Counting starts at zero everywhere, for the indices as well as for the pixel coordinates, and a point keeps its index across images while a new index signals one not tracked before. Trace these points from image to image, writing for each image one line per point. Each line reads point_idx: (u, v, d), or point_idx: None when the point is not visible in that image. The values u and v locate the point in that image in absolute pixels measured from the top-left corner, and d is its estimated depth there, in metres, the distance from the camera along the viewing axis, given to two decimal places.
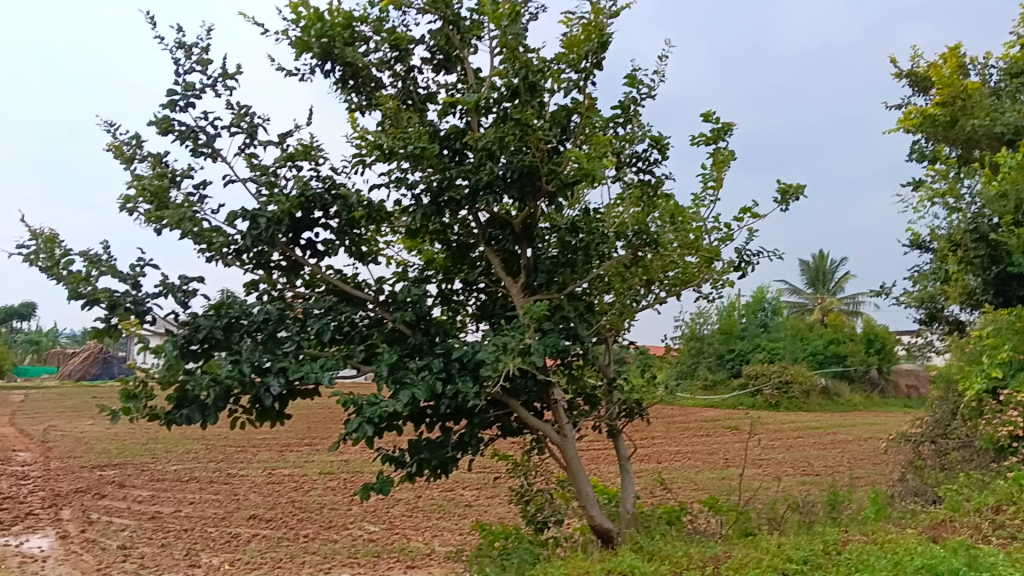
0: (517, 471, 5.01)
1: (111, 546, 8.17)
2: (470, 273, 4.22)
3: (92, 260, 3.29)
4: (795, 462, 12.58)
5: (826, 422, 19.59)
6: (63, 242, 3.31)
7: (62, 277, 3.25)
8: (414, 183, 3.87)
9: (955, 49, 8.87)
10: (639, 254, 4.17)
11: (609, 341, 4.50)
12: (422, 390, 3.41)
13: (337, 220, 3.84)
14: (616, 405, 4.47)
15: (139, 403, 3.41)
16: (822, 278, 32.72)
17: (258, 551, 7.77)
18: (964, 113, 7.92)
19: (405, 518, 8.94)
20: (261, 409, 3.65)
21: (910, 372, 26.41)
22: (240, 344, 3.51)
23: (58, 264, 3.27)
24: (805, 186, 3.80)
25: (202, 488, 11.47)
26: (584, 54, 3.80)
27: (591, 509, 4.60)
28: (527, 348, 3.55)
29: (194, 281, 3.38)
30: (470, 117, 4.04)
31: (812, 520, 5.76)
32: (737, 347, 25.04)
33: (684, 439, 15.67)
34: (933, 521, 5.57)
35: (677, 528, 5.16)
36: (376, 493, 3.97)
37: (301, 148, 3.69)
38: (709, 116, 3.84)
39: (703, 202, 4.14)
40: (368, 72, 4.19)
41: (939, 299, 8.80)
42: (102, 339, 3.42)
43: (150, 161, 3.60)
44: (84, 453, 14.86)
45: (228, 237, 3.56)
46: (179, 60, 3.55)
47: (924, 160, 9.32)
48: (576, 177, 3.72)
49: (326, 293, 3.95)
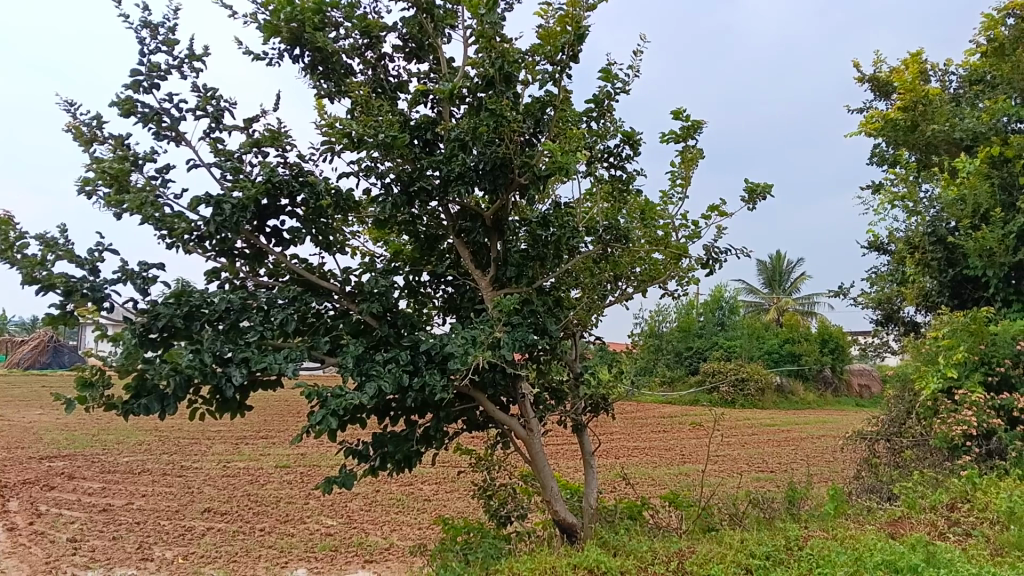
0: (481, 465, 4.95)
1: (61, 538, 7.96)
2: (439, 265, 4.16)
3: (48, 243, 3.17)
4: (751, 459, 12.74)
5: (780, 419, 19.88)
6: (17, 225, 3.18)
7: (16, 261, 3.13)
8: (383, 173, 3.81)
9: (916, 55, 9.03)
10: (608, 251, 4.13)
11: (576, 336, 4.48)
12: (389, 382, 3.35)
13: (304, 208, 3.75)
14: (582, 400, 4.45)
15: (95, 393, 3.29)
16: (778, 279, 33.22)
17: (213, 544, 7.63)
18: (924, 118, 8.04)
19: (364, 512, 8.85)
20: (222, 400, 3.55)
21: (862, 372, 26.92)
22: (201, 333, 3.39)
23: (12, 247, 3.14)
24: (772, 185, 3.78)
25: (155, 480, 11.23)
26: (560, 46, 3.76)
27: (556, 504, 4.56)
28: (496, 342, 3.50)
29: (154, 267, 3.26)
30: (442, 107, 4.03)
31: (772, 516, 5.80)
32: (695, 345, 25.31)
33: (642, 434, 15.78)
34: (889, 518, 5.65)
35: (639, 524, 5.17)
36: (338, 486, 3.89)
37: (268, 134, 3.59)
38: (679, 114, 3.79)
39: (671, 199, 4.12)
40: (338, 59, 4.10)
41: (896, 300, 8.95)
42: (57, 326, 3.29)
43: (111, 143, 3.48)
44: (32, 443, 14.48)
45: (191, 223, 3.45)
46: (143, 40, 3.43)
47: (884, 163, 9.48)
48: (549, 171, 3.69)
49: (291, 282, 3.87)
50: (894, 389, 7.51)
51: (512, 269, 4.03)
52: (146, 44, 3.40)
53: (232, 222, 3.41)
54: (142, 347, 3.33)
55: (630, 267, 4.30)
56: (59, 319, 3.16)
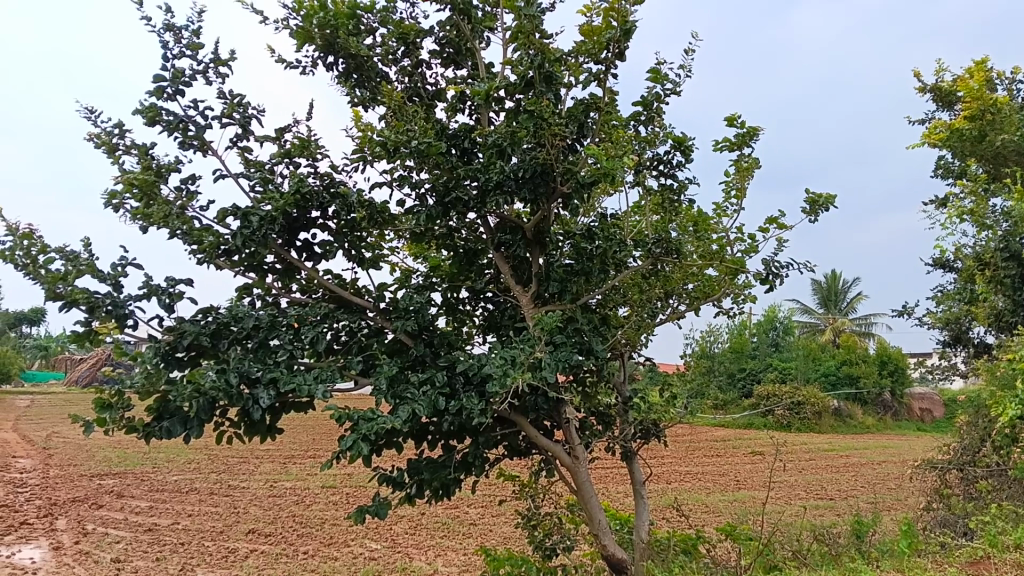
0: (524, 493, 4.60)
1: (104, 559, 7.81)
2: (478, 281, 3.86)
3: (71, 257, 2.84)
4: (809, 485, 12.22)
5: (839, 444, 19.22)
6: (42, 240, 2.85)
7: (40, 277, 2.80)
8: (419, 182, 3.49)
9: (982, 62, 8.50)
10: (659, 265, 3.79)
11: (626, 356, 4.16)
12: (424, 407, 3.02)
13: (336, 220, 3.41)
14: (631, 426, 4.11)
15: (114, 415, 2.97)
16: (834, 299, 32.23)
17: (255, 567, 7.41)
18: (993, 127, 7.36)
19: (408, 536, 8.58)
20: (249, 423, 3.24)
21: (923, 396, 25.74)
22: (228, 353, 3.13)
23: (38, 264, 2.83)
24: (836, 195, 3.39)
25: (201, 500, 11.11)
26: (605, 42, 3.40)
27: (604, 538, 4.07)
28: (537, 362, 3.16)
29: (181, 282, 2.84)
30: (481, 113, 3.76)
31: (839, 551, 5.38)
32: (748, 367, 24.93)
33: (694, 459, 15.32)
34: (968, 558, 5.16)
35: (694, 559, 4.80)
36: (370, 517, 3.43)
37: (299, 142, 3.25)
38: (734, 120, 3.43)
39: (726, 211, 3.75)
40: (373, 66, 3.79)
41: (965, 320, 8.33)
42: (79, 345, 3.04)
43: (137, 154, 3.16)
44: (85, 460, 14.57)
45: (220, 237, 3.14)
46: (167, 44, 3.12)
47: (949, 176, 8.97)
48: (593, 177, 3.34)
49: (323, 299, 3.58)
50: (968, 414, 6.98)
51: (555, 284, 3.65)
52: (169, 47, 3.05)
53: (259, 236, 3.09)
54: (166, 366, 3.08)
55: (682, 283, 3.96)
56: (83, 339, 2.81)
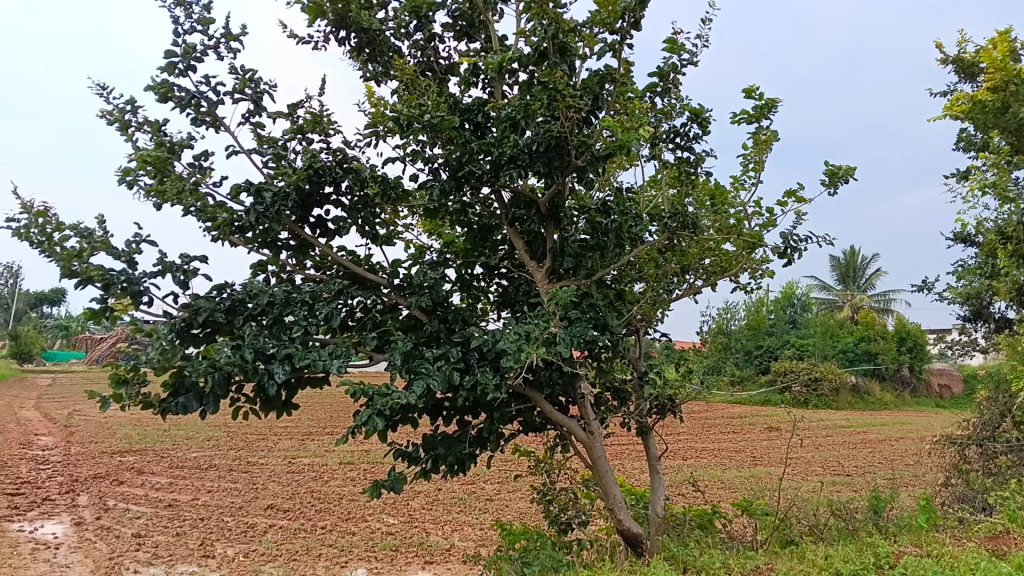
0: (540, 469, 4.60)
1: (125, 534, 7.90)
2: (492, 257, 3.81)
3: (86, 234, 2.82)
4: (826, 461, 12.18)
5: (857, 420, 19.13)
6: (57, 218, 2.84)
7: (56, 255, 2.78)
8: (432, 157, 3.43)
9: (1006, 31, 8.30)
10: (676, 241, 3.75)
11: (641, 332, 4.13)
12: (438, 382, 2.99)
13: (350, 196, 3.36)
14: (647, 401, 4.10)
15: (131, 390, 2.97)
16: (853, 275, 31.93)
17: (274, 542, 7.47)
18: (1018, 99, 6.86)
19: (424, 511, 8.62)
20: (265, 399, 3.23)
21: (942, 372, 25.53)
22: (243, 329, 3.13)
23: (53, 242, 2.80)
24: (856, 167, 3.32)
25: (220, 476, 11.22)
26: (620, 12, 3.32)
27: (619, 513, 4.07)
28: (551, 338, 3.13)
29: (196, 259, 2.81)
30: (495, 87, 3.71)
31: (857, 526, 5.36)
32: (766, 343, 24.83)
33: (711, 435, 15.30)
34: (986, 533, 5.13)
35: (710, 534, 4.79)
36: (386, 491, 3.41)
37: (311, 118, 3.18)
38: (752, 91, 3.35)
39: (743, 185, 3.70)
40: (386, 40, 3.71)
41: (986, 295, 8.20)
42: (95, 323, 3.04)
43: (149, 131, 3.10)
44: (107, 437, 14.73)
45: (234, 213, 3.09)
46: (177, 19, 3.03)
47: (972, 149, 8.81)
48: (609, 151, 3.28)
49: (338, 276, 3.54)
50: (987, 390, 6.90)
51: (570, 259, 3.60)
52: (180, 22, 2.98)
53: (273, 212, 3.04)
54: (182, 343, 3.09)
55: (699, 258, 3.91)
56: (98, 316, 2.79)
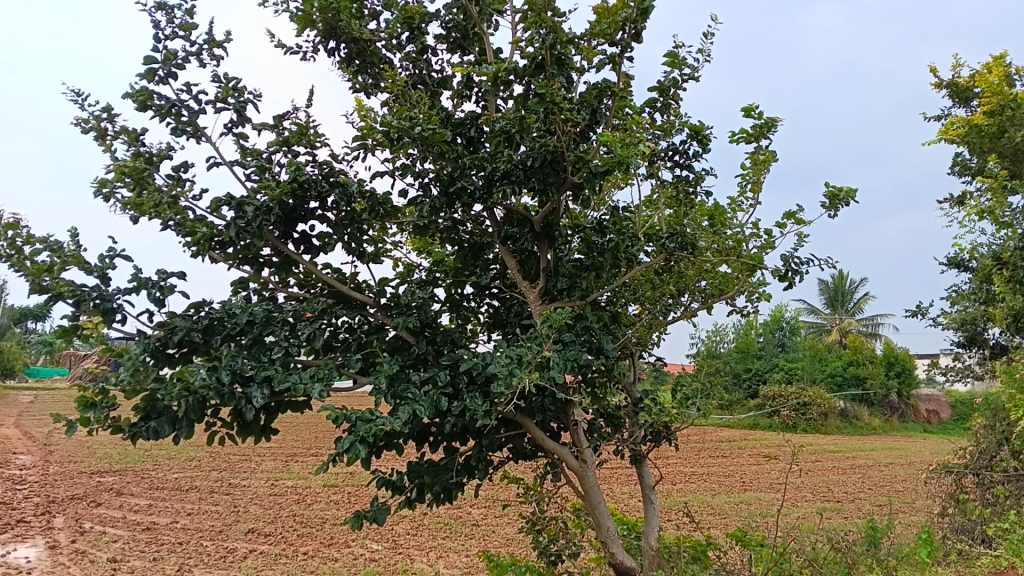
0: (529, 497, 4.38)
1: (101, 558, 7.61)
2: (483, 277, 3.61)
3: (56, 248, 2.58)
4: (817, 487, 11.99)
5: (846, 445, 19.01)
6: (26, 229, 2.60)
7: (23, 269, 2.54)
8: (423, 172, 3.25)
9: (999, 57, 8.21)
10: (673, 262, 3.57)
11: (636, 355, 3.94)
12: (425, 408, 2.78)
13: (335, 211, 3.15)
14: (642, 428, 3.90)
15: (99, 413, 2.67)
16: (841, 299, 31.84)
17: (254, 568, 7.22)
18: (1013, 124, 6.68)
19: (410, 536, 8.40)
20: (243, 422, 3.00)
21: (930, 398, 25.42)
22: (221, 349, 2.92)
23: (20, 255, 2.56)
24: (858, 188, 3.02)
25: (202, 498, 10.93)
26: (620, 23, 3.11)
27: (612, 545, 3.79)
28: (545, 362, 2.92)
29: (174, 275, 2.59)
30: (489, 99, 3.52)
31: (854, 558, 5.17)
32: (754, 367, 24.79)
33: (700, 459, 15.14)
34: (990, 569, 4.94)
35: (704, 566, 4.59)
36: (368, 522, 3.14)
37: (297, 129, 2.98)
38: (751, 110, 2.98)
39: (741, 204, 3.45)
40: (376, 51, 3.51)
41: (981, 321, 8.05)
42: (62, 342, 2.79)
43: (125, 140, 2.85)
44: (86, 457, 14.40)
45: (214, 228, 2.87)
46: (156, 22, 2.77)
47: (967, 174, 8.72)
48: (606, 167, 3.08)
49: (322, 294, 3.32)
50: (984, 418, 6.73)
51: (564, 280, 3.40)
52: (160, 26, 2.74)
53: (255, 227, 2.81)
54: (157, 363, 2.86)
55: (696, 279, 3.73)
56: (68, 335, 2.55)
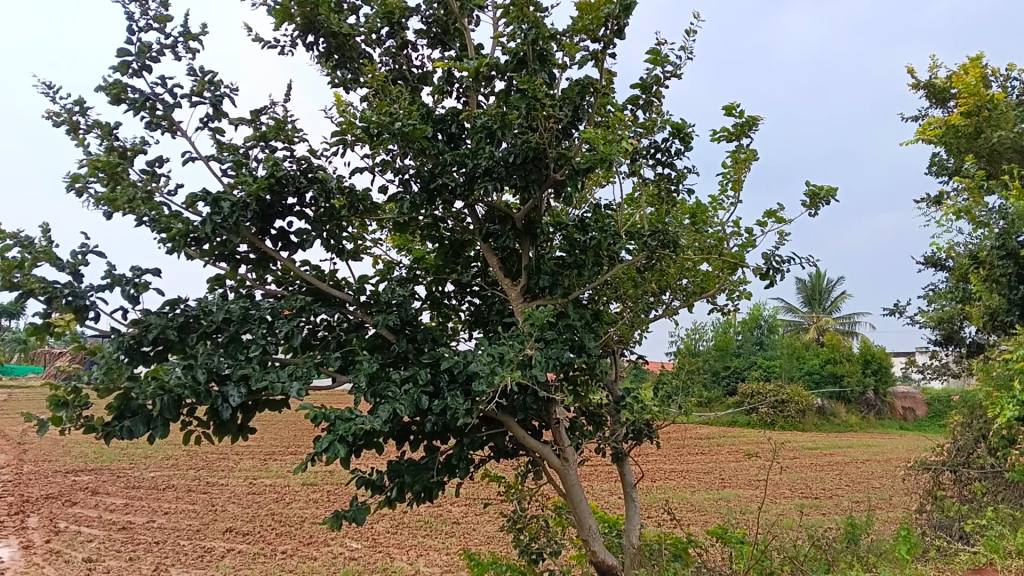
0: (510, 495, 4.33)
1: (75, 558, 7.49)
2: (464, 274, 3.56)
3: (26, 243, 2.50)
4: (794, 484, 12.05)
5: (823, 442, 19.15)
6: None
7: None
8: (403, 168, 3.20)
9: (976, 59, 8.27)
10: (654, 260, 3.54)
11: (617, 353, 3.91)
12: (406, 406, 2.73)
13: (314, 208, 3.10)
14: (623, 426, 3.87)
15: (72, 412, 2.58)
16: (818, 297, 32.07)
17: (232, 567, 7.13)
18: (989, 124, 6.75)
19: (389, 535, 8.34)
20: (220, 422, 2.93)
21: (906, 395, 25.66)
22: (197, 347, 2.85)
23: None
24: (838, 187, 3.00)
25: (179, 497, 10.81)
26: (602, 19, 3.07)
27: (594, 543, 3.77)
28: (527, 360, 2.88)
29: (149, 271, 2.52)
30: (470, 95, 3.48)
31: (833, 554, 5.18)
32: (733, 364, 24.92)
33: (679, 456, 15.18)
34: (968, 565, 4.95)
35: (685, 563, 4.57)
36: (347, 522, 3.09)
37: (275, 124, 2.91)
38: (732, 108, 2.95)
39: (722, 203, 3.43)
40: (356, 46, 3.45)
41: (958, 319, 8.11)
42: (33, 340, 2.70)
43: (98, 134, 2.78)
44: (61, 456, 14.21)
45: (190, 224, 2.80)
46: (130, 13, 2.70)
47: (944, 174, 8.78)
48: (588, 164, 3.05)
49: (301, 291, 3.26)
50: (961, 415, 6.76)
51: (546, 278, 3.36)
52: (134, 17, 2.67)
53: (232, 224, 2.75)
54: (131, 362, 2.78)
55: (677, 277, 3.70)
56: (39, 334, 2.47)
